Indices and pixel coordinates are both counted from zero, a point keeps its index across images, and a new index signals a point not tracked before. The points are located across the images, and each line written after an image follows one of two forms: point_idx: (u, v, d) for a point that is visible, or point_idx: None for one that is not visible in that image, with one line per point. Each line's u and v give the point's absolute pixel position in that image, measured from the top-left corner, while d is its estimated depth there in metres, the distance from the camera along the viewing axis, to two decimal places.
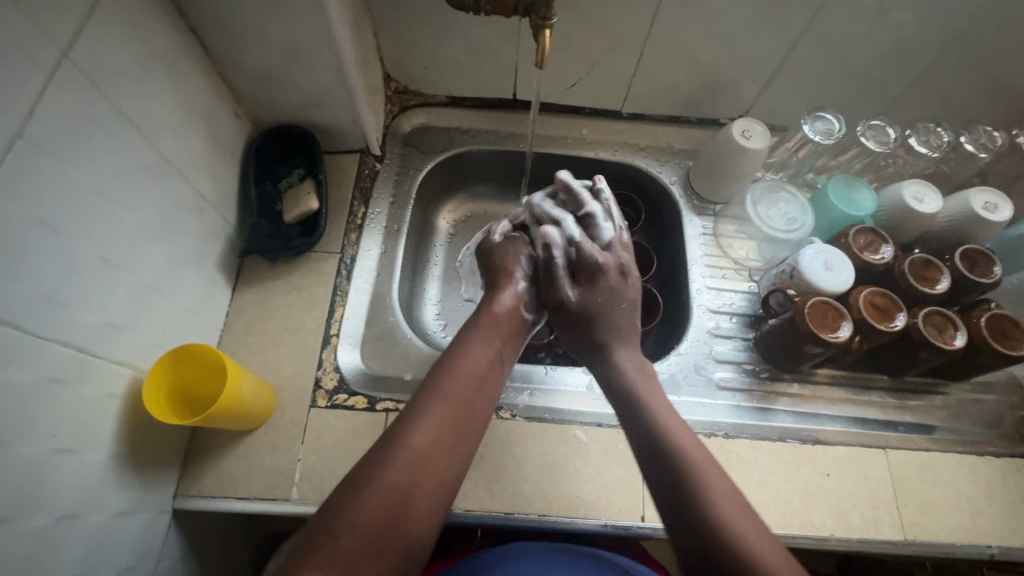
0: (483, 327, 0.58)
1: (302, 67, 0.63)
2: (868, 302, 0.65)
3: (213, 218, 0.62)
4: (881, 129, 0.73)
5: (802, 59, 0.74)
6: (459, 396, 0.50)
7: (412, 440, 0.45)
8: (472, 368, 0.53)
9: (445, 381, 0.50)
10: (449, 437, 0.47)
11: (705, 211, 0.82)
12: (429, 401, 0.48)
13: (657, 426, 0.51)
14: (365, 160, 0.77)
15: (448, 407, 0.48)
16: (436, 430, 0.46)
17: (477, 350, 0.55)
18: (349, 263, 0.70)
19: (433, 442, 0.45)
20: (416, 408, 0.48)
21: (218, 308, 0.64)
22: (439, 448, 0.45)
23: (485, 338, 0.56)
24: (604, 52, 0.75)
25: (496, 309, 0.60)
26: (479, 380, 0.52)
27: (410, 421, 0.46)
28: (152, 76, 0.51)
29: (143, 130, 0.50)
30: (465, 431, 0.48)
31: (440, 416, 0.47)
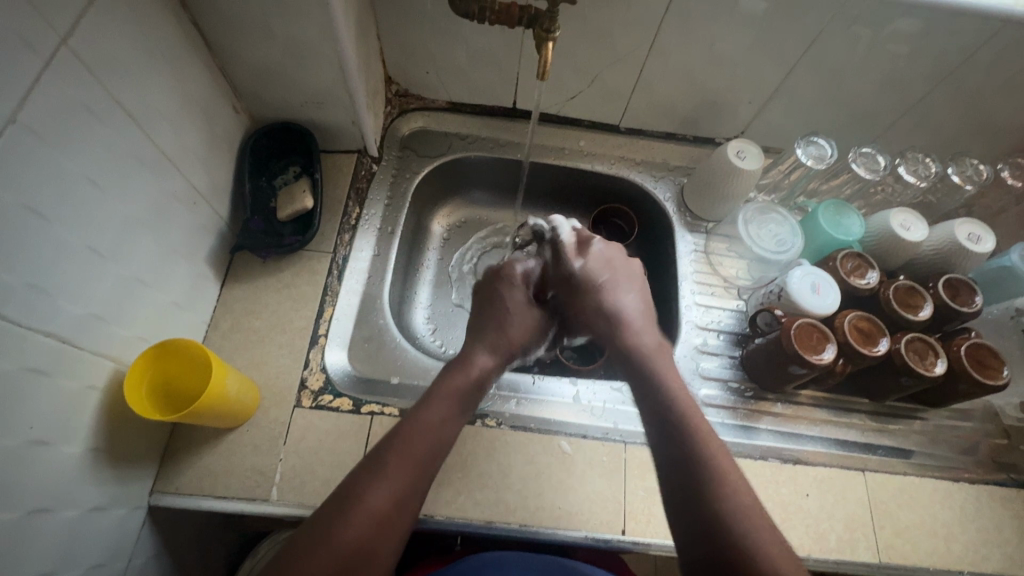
0: (449, 376, 0.53)
1: (303, 65, 0.63)
2: (853, 326, 0.66)
3: (205, 212, 0.61)
4: (872, 156, 0.75)
5: (798, 84, 0.75)
6: (421, 450, 0.47)
7: (366, 500, 0.43)
8: (437, 421, 0.49)
9: (402, 433, 0.47)
10: (410, 499, 0.45)
11: (697, 229, 0.83)
12: (385, 457, 0.46)
13: (691, 431, 0.47)
14: (362, 161, 0.77)
15: (405, 464, 0.46)
16: (395, 489, 0.44)
17: (444, 406, 0.50)
18: (341, 264, 0.70)
19: (391, 501, 0.44)
20: (375, 463, 0.46)
21: (206, 302, 0.63)
22: (394, 510, 0.44)
23: (452, 389, 0.52)
24: (605, 67, 0.76)
25: (473, 368, 0.54)
26: (444, 433, 0.49)
27: (366, 479, 0.45)
28: (150, 67, 0.50)
29: (139, 120, 0.49)
30: (423, 489, 0.47)
31: (401, 473, 0.45)
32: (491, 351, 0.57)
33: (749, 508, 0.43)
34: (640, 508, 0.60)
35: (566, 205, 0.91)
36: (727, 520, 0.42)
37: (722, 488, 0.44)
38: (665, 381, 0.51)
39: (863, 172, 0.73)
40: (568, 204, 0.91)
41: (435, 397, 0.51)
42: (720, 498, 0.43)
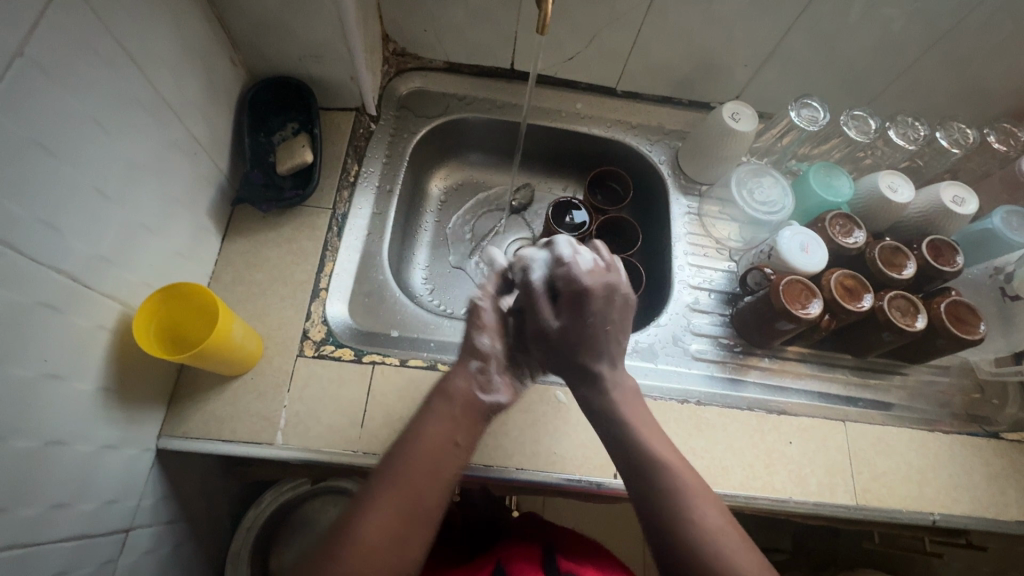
0: (438, 399, 0.53)
1: (302, 17, 0.63)
2: (839, 283, 0.68)
3: (206, 164, 0.62)
4: (864, 120, 0.76)
5: (793, 47, 0.76)
6: (412, 482, 0.47)
7: (354, 534, 0.44)
8: (427, 447, 0.49)
9: (396, 463, 0.48)
10: (401, 532, 0.45)
11: (691, 191, 0.84)
12: (379, 490, 0.46)
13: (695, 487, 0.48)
14: (360, 119, 0.77)
15: (399, 493, 0.46)
16: (382, 525, 0.44)
17: (434, 431, 0.50)
18: (340, 220, 0.71)
19: (377, 536, 0.44)
20: (362, 498, 0.46)
21: (208, 254, 0.64)
22: (385, 545, 0.44)
23: (441, 416, 0.52)
24: (603, 27, 0.76)
25: (453, 390, 0.53)
26: (437, 462, 0.49)
27: (355, 514, 0.45)
28: (150, 10, 0.50)
29: (140, 64, 0.50)
30: (422, 515, 0.46)
31: (393, 505, 0.45)
32: (463, 367, 0.55)
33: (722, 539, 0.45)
34: None
35: (562, 169, 0.92)
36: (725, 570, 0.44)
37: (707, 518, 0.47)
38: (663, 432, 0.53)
39: (855, 134, 0.74)
40: (564, 168, 0.91)
41: (427, 429, 0.50)
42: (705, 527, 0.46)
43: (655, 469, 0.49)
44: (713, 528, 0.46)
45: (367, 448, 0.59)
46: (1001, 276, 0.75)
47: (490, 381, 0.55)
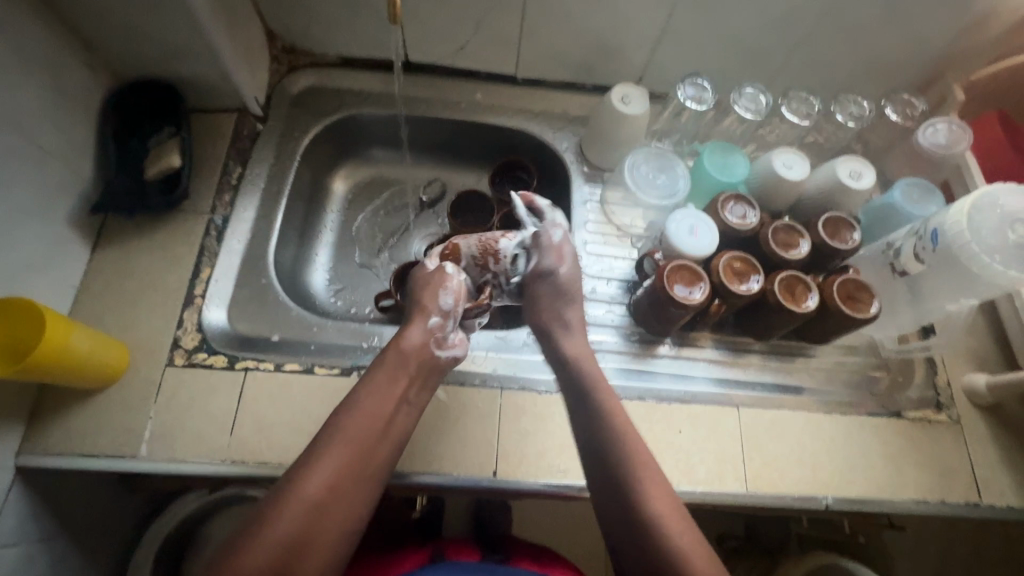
0: (391, 354, 0.55)
1: (153, 18, 0.61)
2: (728, 265, 0.67)
3: (62, 173, 0.60)
4: (754, 96, 0.73)
5: (682, 24, 0.74)
6: (359, 438, 0.50)
7: (301, 489, 0.46)
8: (373, 403, 0.52)
9: (343, 418, 0.51)
10: (352, 487, 0.48)
11: (595, 178, 0.82)
12: (326, 447, 0.49)
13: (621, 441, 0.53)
14: (244, 120, 0.75)
15: (344, 448, 0.49)
16: (328, 483, 0.47)
17: (382, 393, 0.53)
18: (220, 224, 0.69)
19: (326, 486, 0.47)
20: (312, 452, 0.49)
21: (72, 266, 0.62)
22: (331, 499, 0.47)
23: (393, 373, 0.54)
24: (486, 13, 0.74)
25: (406, 342, 0.56)
26: (383, 417, 0.52)
27: (307, 466, 0.48)
28: None
29: None
30: (367, 470, 0.49)
31: (337, 461, 0.48)
32: (420, 323, 0.58)
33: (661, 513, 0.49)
34: (512, 450, 0.61)
35: (471, 160, 0.90)
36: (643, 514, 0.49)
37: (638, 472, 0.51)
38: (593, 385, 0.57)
39: (745, 114, 0.72)
40: (473, 159, 0.90)
41: (375, 392, 0.53)
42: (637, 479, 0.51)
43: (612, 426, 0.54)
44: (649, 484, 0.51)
45: (237, 456, 0.58)
46: (892, 251, 0.67)
47: (443, 342, 0.59)
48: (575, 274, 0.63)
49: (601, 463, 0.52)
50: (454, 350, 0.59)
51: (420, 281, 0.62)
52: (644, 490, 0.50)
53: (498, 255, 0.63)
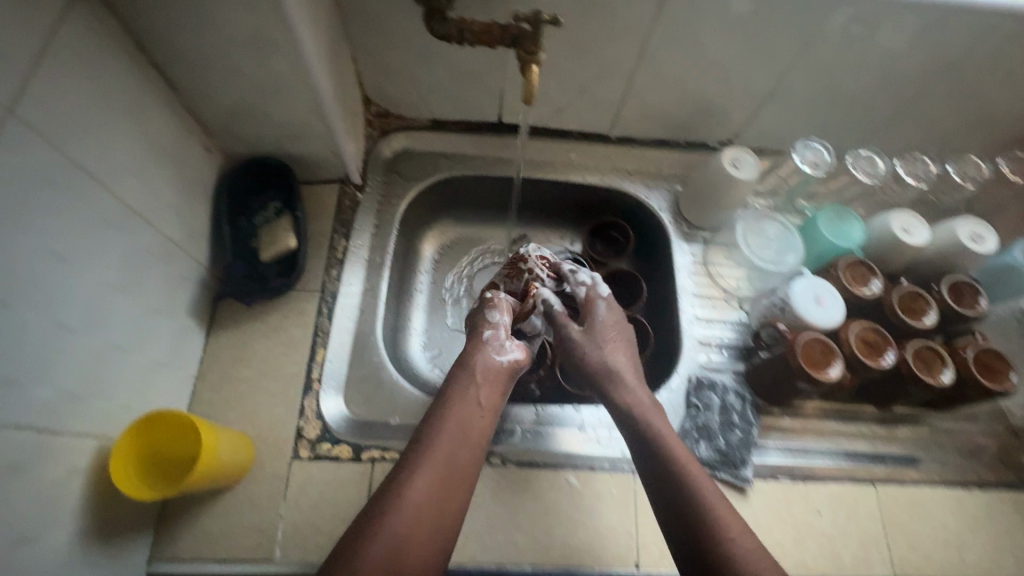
0: (461, 372, 0.60)
1: (276, 104, 0.59)
2: (859, 337, 0.65)
3: (185, 261, 0.59)
4: (870, 158, 0.71)
5: (791, 86, 0.73)
6: (445, 446, 0.53)
7: (406, 492, 0.49)
8: (455, 413, 0.56)
9: (430, 428, 0.54)
10: (443, 485, 0.51)
11: (694, 238, 0.80)
12: (417, 455, 0.52)
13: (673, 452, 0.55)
14: (345, 190, 0.74)
15: (433, 454, 0.52)
16: (425, 486, 0.50)
17: (463, 406, 0.57)
18: (331, 301, 0.67)
19: (424, 491, 0.50)
20: (406, 467, 0.51)
21: (192, 354, 0.60)
22: (427, 497, 0.49)
23: (467, 385, 0.59)
24: (592, 78, 0.72)
25: (466, 356, 0.61)
26: (466, 429, 0.55)
27: (404, 473, 0.51)
28: (107, 121, 0.47)
29: (101, 177, 0.46)
30: (457, 473, 0.52)
31: (430, 466, 0.51)
32: (476, 337, 0.63)
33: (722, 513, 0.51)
34: (654, 540, 0.59)
35: (560, 220, 0.88)
36: (707, 517, 0.50)
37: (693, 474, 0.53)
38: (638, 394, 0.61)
39: (864, 178, 0.70)
40: (561, 219, 0.88)
41: (451, 402, 0.56)
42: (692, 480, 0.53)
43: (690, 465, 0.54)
44: (706, 490, 0.52)
45: None
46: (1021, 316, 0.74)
47: (507, 351, 0.63)
48: (612, 321, 0.67)
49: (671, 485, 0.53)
50: (512, 354, 0.63)
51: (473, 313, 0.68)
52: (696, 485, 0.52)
53: (523, 259, 0.72)
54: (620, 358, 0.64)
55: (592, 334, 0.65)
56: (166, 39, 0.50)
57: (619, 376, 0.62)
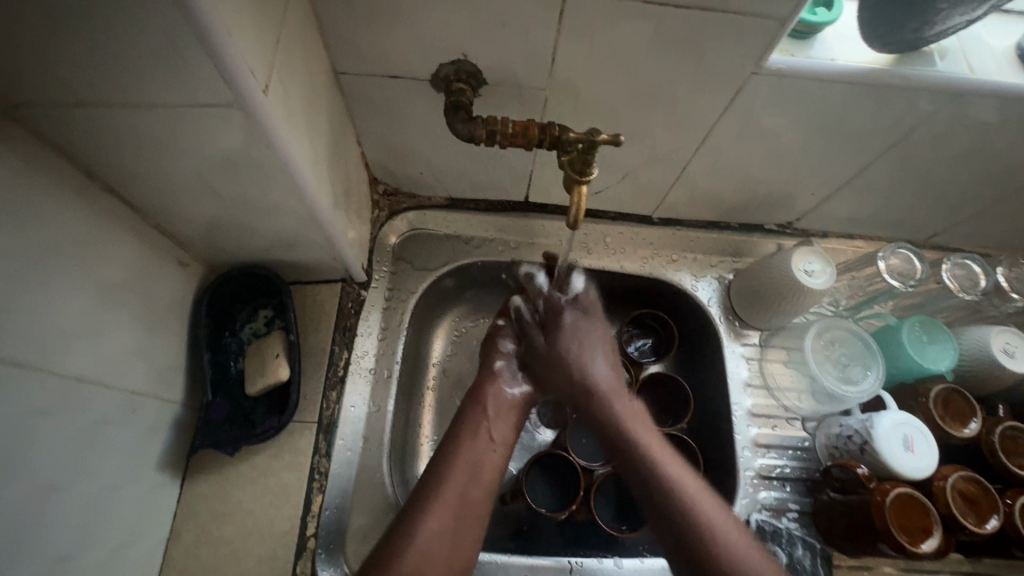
0: (473, 402, 0.58)
1: (261, 219, 0.48)
2: (957, 491, 0.55)
3: (152, 410, 0.48)
4: (968, 268, 0.61)
5: (873, 177, 0.61)
6: (457, 483, 0.51)
7: (413, 539, 0.47)
8: (469, 446, 0.54)
9: (440, 466, 0.52)
10: (453, 524, 0.49)
11: (748, 339, 0.70)
12: (427, 497, 0.50)
13: (683, 496, 0.52)
14: (348, 290, 0.63)
15: (447, 494, 0.50)
16: (434, 531, 0.48)
17: (476, 441, 0.55)
18: (329, 434, 0.57)
19: (433, 538, 0.48)
20: (414, 508, 0.50)
21: (163, 513, 0.51)
22: (438, 543, 0.48)
23: (480, 417, 0.57)
24: (639, 165, 0.61)
25: (480, 386, 0.60)
26: (479, 463, 0.54)
27: (412, 517, 0.49)
28: (33, 283, 0.37)
29: (21, 358, 0.36)
30: (474, 510, 0.51)
31: (442, 508, 0.49)
32: (490, 366, 0.62)
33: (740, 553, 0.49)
34: None
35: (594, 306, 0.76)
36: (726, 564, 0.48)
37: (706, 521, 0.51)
38: (642, 441, 0.56)
39: (958, 291, 0.60)
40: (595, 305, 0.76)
41: (464, 431, 0.55)
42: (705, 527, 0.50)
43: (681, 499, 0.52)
44: (721, 530, 0.50)
45: None
46: None
47: (518, 380, 0.61)
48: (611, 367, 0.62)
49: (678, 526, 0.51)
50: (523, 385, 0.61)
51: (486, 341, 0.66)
52: (713, 529, 0.50)
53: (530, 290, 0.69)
54: (621, 402, 0.60)
55: (598, 386, 0.61)
56: (120, 165, 0.40)
57: (625, 427, 0.57)
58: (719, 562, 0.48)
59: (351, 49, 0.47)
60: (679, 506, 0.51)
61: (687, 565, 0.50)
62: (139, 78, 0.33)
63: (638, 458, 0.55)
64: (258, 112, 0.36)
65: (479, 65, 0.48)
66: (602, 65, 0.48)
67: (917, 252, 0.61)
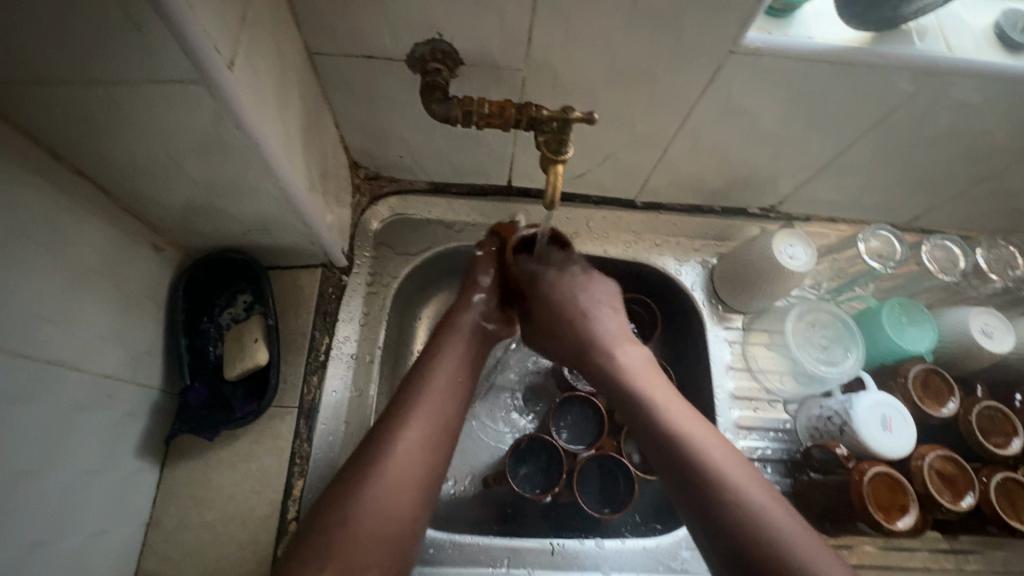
0: (450, 327, 0.57)
1: (236, 202, 0.48)
2: (935, 470, 0.55)
3: (127, 395, 0.48)
4: (948, 249, 0.62)
5: (856, 158, 0.61)
6: (432, 402, 0.49)
7: (388, 456, 0.45)
8: (441, 371, 0.52)
9: (411, 388, 0.50)
10: (431, 433, 0.48)
11: (731, 322, 0.70)
12: (401, 416, 0.48)
13: (679, 438, 0.47)
14: (328, 275, 0.63)
15: (422, 415, 0.48)
16: (411, 446, 0.46)
17: (445, 363, 0.53)
18: (310, 419, 0.56)
19: (409, 456, 0.45)
20: (386, 425, 0.47)
21: (141, 499, 0.50)
22: (415, 460, 0.46)
23: (457, 340, 0.56)
24: (621, 147, 0.60)
25: (459, 318, 0.58)
26: (450, 383, 0.52)
27: (385, 434, 0.46)
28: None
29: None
30: (446, 431, 0.49)
31: (417, 428, 0.47)
32: (472, 296, 0.61)
33: (763, 505, 0.42)
34: None
35: None
36: (737, 510, 0.42)
37: (705, 462, 0.45)
38: (635, 384, 0.52)
39: (938, 274, 0.61)
40: None
41: (441, 349, 0.54)
42: (713, 473, 0.45)
43: (675, 440, 0.47)
44: (727, 472, 0.45)
45: None
46: None
47: (489, 321, 0.61)
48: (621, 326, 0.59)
49: (680, 470, 0.46)
50: (496, 326, 0.62)
51: (466, 280, 0.63)
52: (717, 473, 0.45)
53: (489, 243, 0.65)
54: (625, 348, 0.56)
55: (591, 323, 0.58)
56: (84, 144, 0.39)
57: (612, 349, 0.56)
58: (727, 505, 0.43)
59: (324, 29, 0.47)
60: (677, 451, 0.47)
61: (705, 529, 0.43)
62: (99, 56, 0.32)
63: (645, 408, 0.50)
64: (223, 89, 0.35)
65: (454, 45, 0.48)
66: (578, 45, 0.47)
67: (897, 233, 0.61)
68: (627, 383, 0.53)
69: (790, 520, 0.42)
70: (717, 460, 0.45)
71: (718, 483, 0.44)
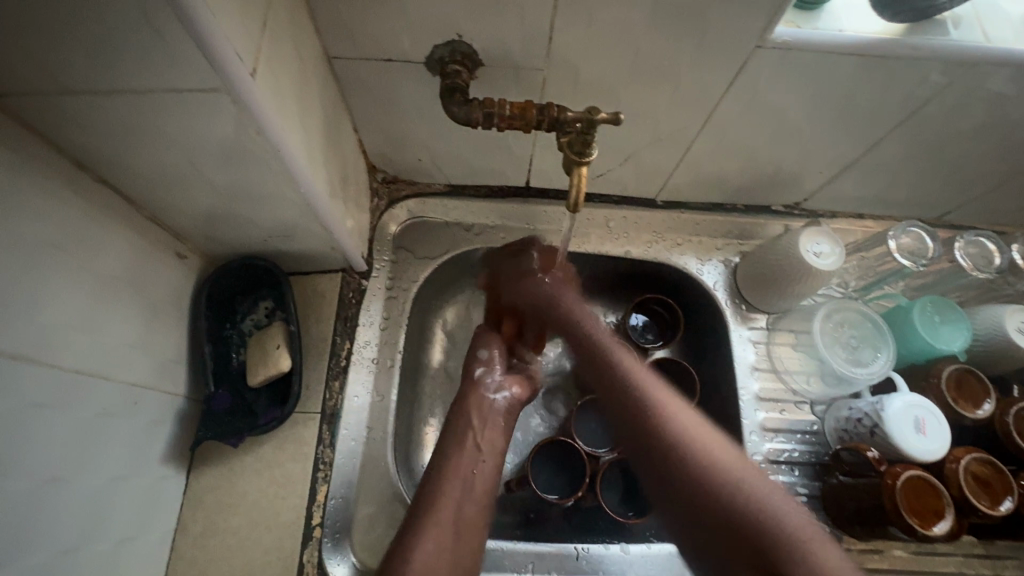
0: (457, 417, 0.59)
1: (259, 210, 0.48)
2: (970, 474, 0.53)
3: (153, 402, 0.48)
4: (981, 246, 0.60)
5: (886, 152, 0.59)
6: (448, 496, 0.52)
7: (410, 558, 0.47)
8: (459, 462, 0.55)
9: (427, 488, 0.53)
10: (446, 541, 0.49)
11: (755, 323, 0.69)
12: (418, 519, 0.50)
13: (697, 457, 0.54)
14: (348, 280, 0.63)
15: (440, 515, 0.50)
16: (430, 548, 0.48)
17: (465, 455, 0.56)
18: (333, 424, 0.56)
19: (429, 558, 0.47)
20: (407, 532, 0.49)
21: (168, 505, 0.51)
22: (439, 561, 0.48)
23: (476, 424, 0.58)
24: (642, 146, 0.59)
25: (468, 406, 0.60)
26: (472, 476, 0.55)
27: (406, 539, 0.49)
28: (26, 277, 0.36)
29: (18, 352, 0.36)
30: (469, 524, 0.52)
31: (436, 530, 0.49)
32: (482, 373, 0.62)
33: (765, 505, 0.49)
34: None
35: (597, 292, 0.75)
36: (766, 524, 0.48)
37: (738, 479, 0.52)
38: (650, 401, 0.60)
39: (970, 270, 0.59)
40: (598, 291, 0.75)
41: (449, 444, 0.57)
42: (733, 485, 0.52)
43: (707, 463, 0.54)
44: (766, 500, 0.50)
45: None
46: None
47: (495, 394, 0.61)
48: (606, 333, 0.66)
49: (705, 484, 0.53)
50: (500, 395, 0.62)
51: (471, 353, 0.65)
52: (736, 488, 0.51)
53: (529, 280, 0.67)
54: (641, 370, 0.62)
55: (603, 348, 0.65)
56: (110, 155, 0.39)
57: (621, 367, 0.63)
58: (769, 528, 0.47)
59: (343, 33, 0.46)
60: (708, 474, 0.53)
61: (722, 536, 0.50)
62: (123, 65, 0.32)
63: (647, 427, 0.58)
64: (247, 97, 0.35)
65: (474, 46, 0.47)
66: (601, 43, 0.46)
67: (929, 230, 0.60)
68: (641, 395, 0.60)
69: (823, 538, 0.46)
70: (735, 484, 0.52)
71: (748, 499, 0.50)
